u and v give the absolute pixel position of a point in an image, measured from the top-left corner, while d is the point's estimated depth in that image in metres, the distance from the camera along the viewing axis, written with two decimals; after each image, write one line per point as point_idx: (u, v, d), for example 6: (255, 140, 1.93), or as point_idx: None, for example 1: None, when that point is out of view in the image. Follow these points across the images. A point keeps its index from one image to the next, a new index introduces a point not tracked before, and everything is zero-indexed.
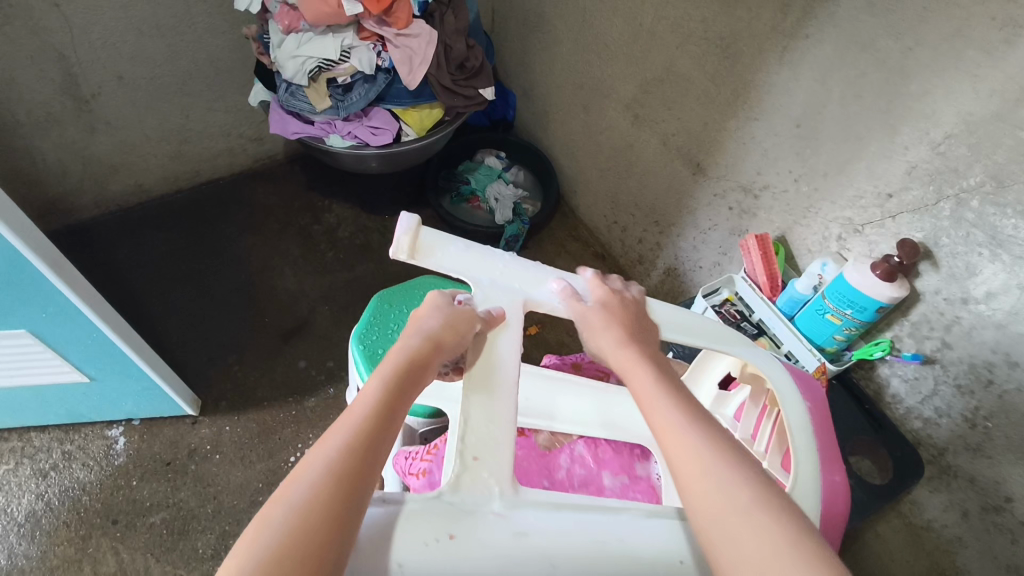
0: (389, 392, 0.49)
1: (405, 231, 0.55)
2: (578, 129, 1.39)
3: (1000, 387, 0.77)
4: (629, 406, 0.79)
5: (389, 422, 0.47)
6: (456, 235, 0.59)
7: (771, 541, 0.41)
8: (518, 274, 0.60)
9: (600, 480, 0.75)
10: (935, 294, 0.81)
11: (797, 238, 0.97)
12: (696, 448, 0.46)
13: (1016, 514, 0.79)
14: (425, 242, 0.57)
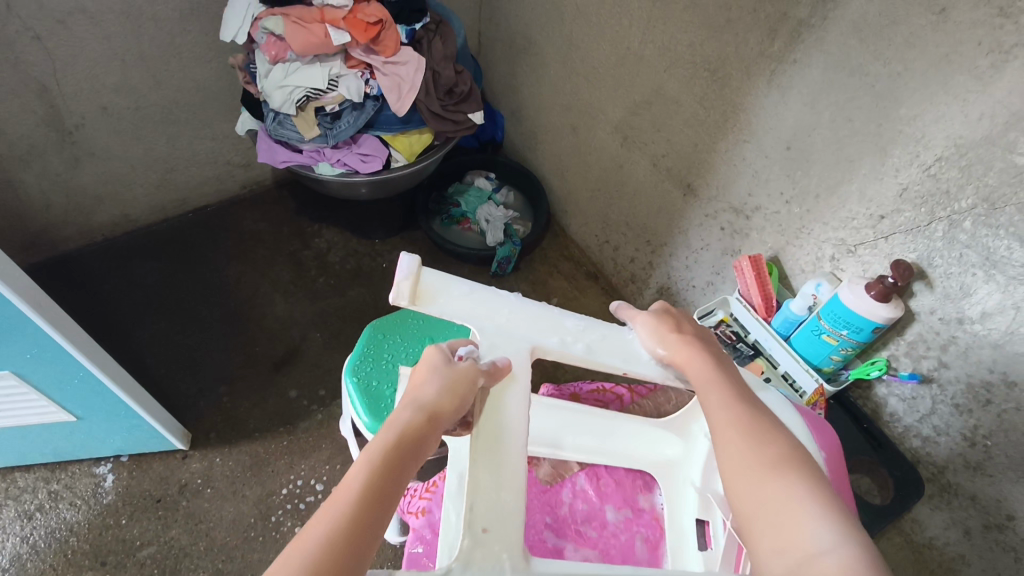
0: (382, 468, 0.47)
1: (405, 273, 0.57)
2: (568, 149, 1.39)
3: (998, 406, 0.77)
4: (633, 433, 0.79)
5: (382, 501, 0.46)
6: (460, 281, 0.60)
7: (794, 498, 0.48)
8: (522, 320, 0.61)
9: (603, 515, 0.75)
10: (930, 313, 0.81)
11: (790, 258, 0.97)
12: (736, 422, 0.54)
13: (1018, 532, 0.79)
14: (426, 286, 0.58)
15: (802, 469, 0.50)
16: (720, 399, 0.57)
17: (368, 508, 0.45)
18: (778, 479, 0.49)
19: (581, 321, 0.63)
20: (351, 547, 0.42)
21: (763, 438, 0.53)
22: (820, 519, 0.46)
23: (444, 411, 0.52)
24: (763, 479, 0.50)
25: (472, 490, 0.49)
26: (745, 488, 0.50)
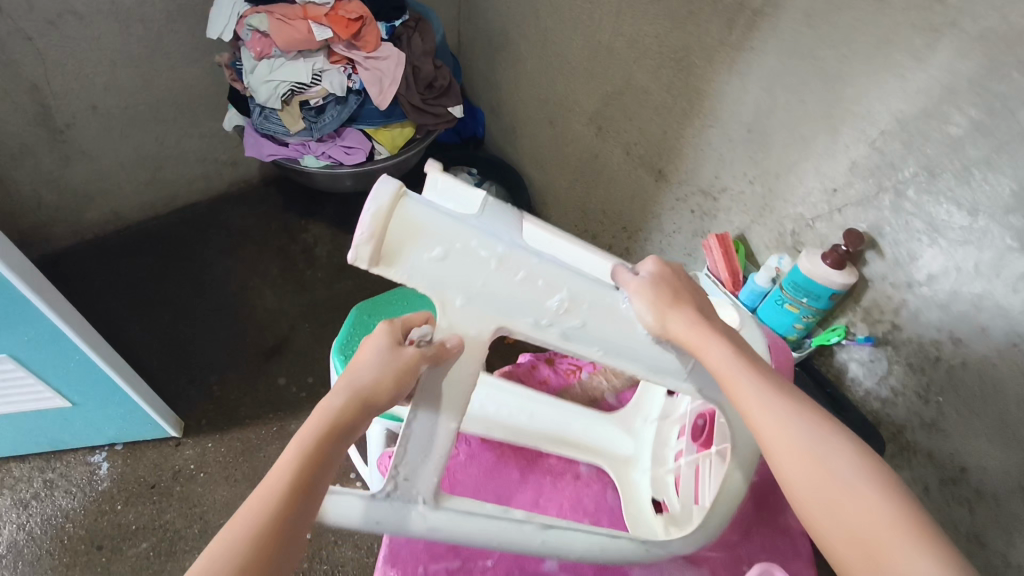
0: (315, 453, 0.52)
1: (377, 199, 0.54)
2: (546, 142, 1.44)
3: (947, 363, 0.82)
4: None
5: (312, 482, 0.51)
6: (433, 246, 0.57)
7: (884, 520, 0.47)
8: (495, 296, 0.59)
9: (576, 467, 0.83)
10: (882, 279, 0.86)
11: (755, 236, 1.02)
12: (793, 428, 0.53)
13: (970, 483, 0.84)
14: (397, 224, 0.55)
15: (878, 480, 0.49)
16: (766, 404, 0.55)
17: (298, 491, 0.50)
18: (860, 501, 0.48)
19: (566, 298, 0.61)
20: (281, 526, 0.48)
21: (828, 443, 0.52)
22: (917, 547, 0.46)
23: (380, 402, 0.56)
24: (846, 500, 0.49)
25: (408, 442, 0.57)
26: (830, 510, 0.49)
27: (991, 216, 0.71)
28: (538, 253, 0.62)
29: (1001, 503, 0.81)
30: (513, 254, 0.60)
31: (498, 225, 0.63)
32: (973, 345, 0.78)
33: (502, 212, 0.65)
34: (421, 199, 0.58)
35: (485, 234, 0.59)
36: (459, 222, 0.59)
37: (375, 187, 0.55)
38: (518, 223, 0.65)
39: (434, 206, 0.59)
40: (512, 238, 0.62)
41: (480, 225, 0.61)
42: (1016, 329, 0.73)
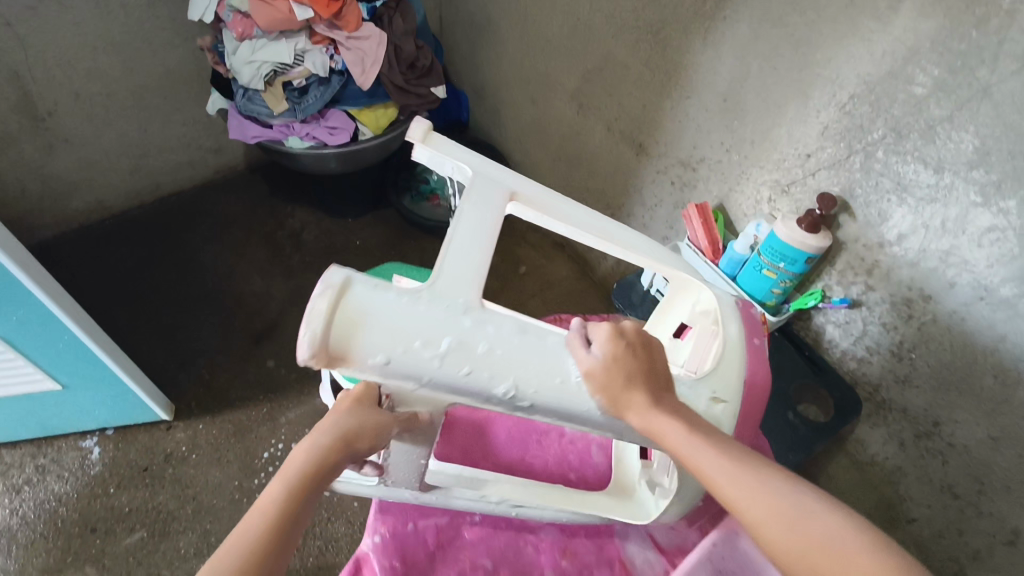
0: (295, 496, 0.52)
1: (310, 325, 0.47)
2: (529, 122, 1.46)
3: (919, 320, 0.85)
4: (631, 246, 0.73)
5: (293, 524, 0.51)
6: (378, 345, 0.50)
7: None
8: (441, 385, 0.52)
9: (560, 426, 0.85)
10: (855, 240, 0.88)
11: (734, 204, 1.05)
12: (760, 497, 0.49)
13: (943, 436, 0.88)
14: (340, 325, 0.49)
15: (857, 532, 0.45)
16: (723, 476, 0.50)
17: (277, 528, 0.50)
18: (848, 560, 0.44)
19: (515, 384, 0.53)
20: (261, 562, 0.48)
21: (799, 506, 0.48)
22: None
23: (362, 449, 0.57)
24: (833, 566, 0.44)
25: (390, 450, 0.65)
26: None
27: (955, 173, 0.74)
28: (492, 329, 0.53)
29: (971, 453, 0.85)
30: (460, 345, 0.52)
31: (451, 296, 0.54)
32: (942, 301, 0.81)
33: (462, 264, 0.57)
34: (362, 296, 0.50)
35: (432, 325, 0.51)
36: (402, 313, 0.51)
37: (311, 304, 0.48)
38: (499, 208, 0.65)
39: (380, 298, 0.51)
40: (466, 317, 0.53)
41: (431, 312, 0.52)
42: (982, 282, 0.76)
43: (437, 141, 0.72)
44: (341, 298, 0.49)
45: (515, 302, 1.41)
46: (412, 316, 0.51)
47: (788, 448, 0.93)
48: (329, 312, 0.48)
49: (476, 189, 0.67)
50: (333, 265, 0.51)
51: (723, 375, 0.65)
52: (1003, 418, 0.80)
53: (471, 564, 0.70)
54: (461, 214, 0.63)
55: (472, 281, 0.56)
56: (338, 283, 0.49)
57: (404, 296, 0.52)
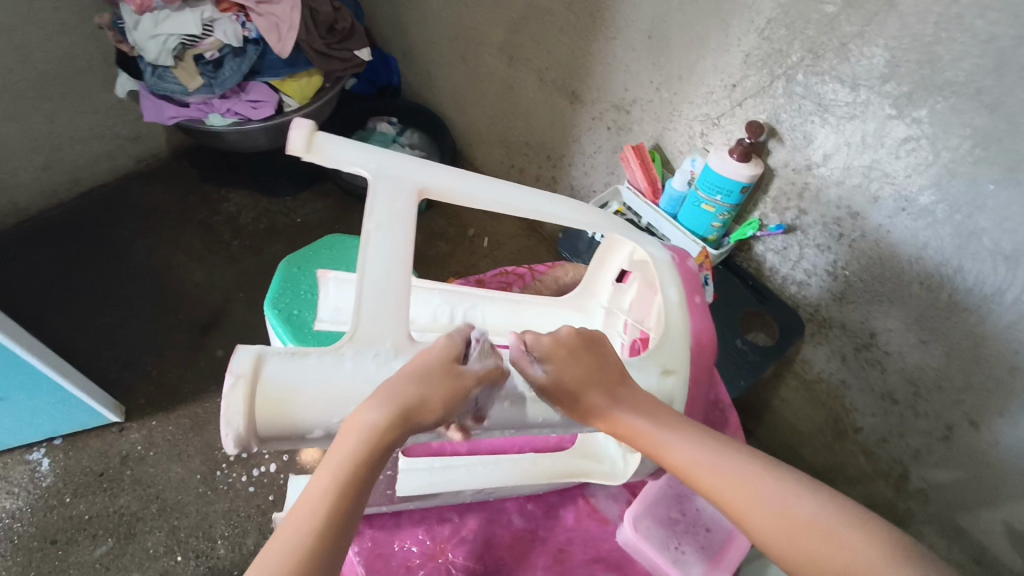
0: (353, 482, 0.41)
1: (231, 425, 0.42)
2: (461, 80, 1.43)
3: (849, 238, 0.88)
4: (561, 210, 0.64)
5: (348, 522, 0.41)
6: (313, 422, 0.44)
7: (847, 539, 0.44)
8: None
9: None
10: (784, 166, 0.91)
11: (669, 143, 1.05)
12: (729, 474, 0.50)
13: (879, 346, 0.93)
14: (266, 414, 0.43)
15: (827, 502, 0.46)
16: (696, 468, 0.51)
17: (332, 529, 0.39)
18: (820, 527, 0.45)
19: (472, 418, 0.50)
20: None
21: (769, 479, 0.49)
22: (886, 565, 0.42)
23: (429, 418, 0.44)
24: (806, 537, 0.45)
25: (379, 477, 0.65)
26: (795, 561, 0.45)
27: (870, 87, 0.76)
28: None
29: (904, 358, 0.90)
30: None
31: (374, 343, 0.47)
32: (869, 216, 0.84)
33: (382, 298, 0.49)
34: (280, 371, 0.44)
35: (363, 387, 0.45)
36: (326, 383, 0.45)
37: (224, 405, 0.42)
38: (414, 217, 0.53)
39: (301, 371, 0.45)
40: (397, 363, 0.47)
41: (360, 370, 0.46)
42: (902, 193, 0.79)
43: (324, 143, 0.52)
44: (256, 384, 0.43)
45: (466, 264, 1.39)
46: (340, 381, 0.45)
47: (739, 375, 0.95)
48: (248, 408, 0.42)
49: (379, 201, 0.53)
50: (239, 345, 0.44)
51: (671, 348, 0.62)
52: (932, 322, 0.84)
53: (438, 518, 0.70)
54: (370, 238, 0.50)
55: (395, 319, 0.49)
56: (249, 370, 0.43)
57: (326, 356, 0.46)
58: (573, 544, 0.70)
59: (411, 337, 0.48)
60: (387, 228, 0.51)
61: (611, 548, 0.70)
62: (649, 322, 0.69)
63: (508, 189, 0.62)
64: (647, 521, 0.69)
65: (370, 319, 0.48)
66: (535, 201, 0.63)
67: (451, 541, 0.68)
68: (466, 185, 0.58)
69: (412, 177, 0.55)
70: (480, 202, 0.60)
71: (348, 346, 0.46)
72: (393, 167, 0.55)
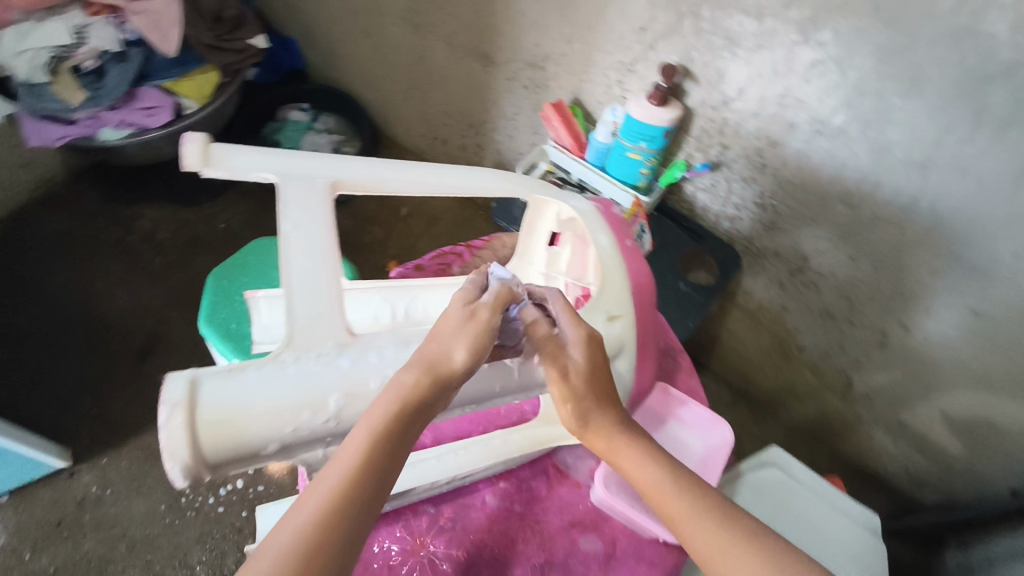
0: (391, 432, 0.42)
1: (174, 456, 0.36)
2: (368, 56, 1.37)
3: (772, 167, 0.90)
4: (479, 177, 0.62)
5: (383, 473, 0.41)
6: (267, 437, 0.40)
7: None
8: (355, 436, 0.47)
9: None
10: (702, 105, 0.91)
11: (588, 96, 1.04)
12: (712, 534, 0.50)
13: (811, 268, 0.96)
14: (214, 437, 0.38)
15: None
16: (681, 515, 0.51)
17: (371, 471, 0.40)
18: None
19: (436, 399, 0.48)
20: (338, 530, 0.38)
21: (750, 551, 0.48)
22: None
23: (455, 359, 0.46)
24: None
25: None
26: None
27: (774, 16, 0.76)
28: (374, 360, 0.45)
29: (835, 275, 0.94)
30: (350, 396, 0.43)
31: (312, 344, 0.44)
32: (787, 143, 0.86)
33: (314, 299, 0.46)
34: (221, 390, 0.39)
35: (310, 391, 0.41)
36: (271, 394, 0.40)
37: (164, 436, 0.37)
38: (329, 213, 0.50)
39: (245, 385, 0.40)
40: (342, 359, 0.44)
41: (304, 373, 0.42)
42: (816, 118, 0.81)
43: (220, 156, 0.50)
44: (196, 409, 0.38)
45: (405, 247, 1.36)
46: (286, 389, 0.41)
47: (687, 316, 0.97)
48: (191, 435, 0.37)
49: (290, 201, 0.50)
50: (169, 372, 0.38)
51: (610, 294, 0.62)
52: (857, 238, 0.88)
53: (413, 512, 0.68)
54: (287, 242, 0.47)
55: (330, 317, 0.46)
56: (186, 394, 0.38)
57: (267, 366, 0.41)
58: (548, 511, 0.71)
59: (351, 329, 0.45)
60: (304, 229, 0.48)
61: (585, 509, 0.71)
62: (587, 278, 0.68)
63: (424, 169, 0.60)
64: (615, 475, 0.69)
65: (303, 322, 0.45)
66: (455, 175, 0.61)
67: (428, 532, 0.67)
68: (381, 175, 0.56)
69: (322, 176, 0.53)
70: (400, 189, 0.57)
71: (286, 351, 0.43)
72: (299, 167, 0.52)
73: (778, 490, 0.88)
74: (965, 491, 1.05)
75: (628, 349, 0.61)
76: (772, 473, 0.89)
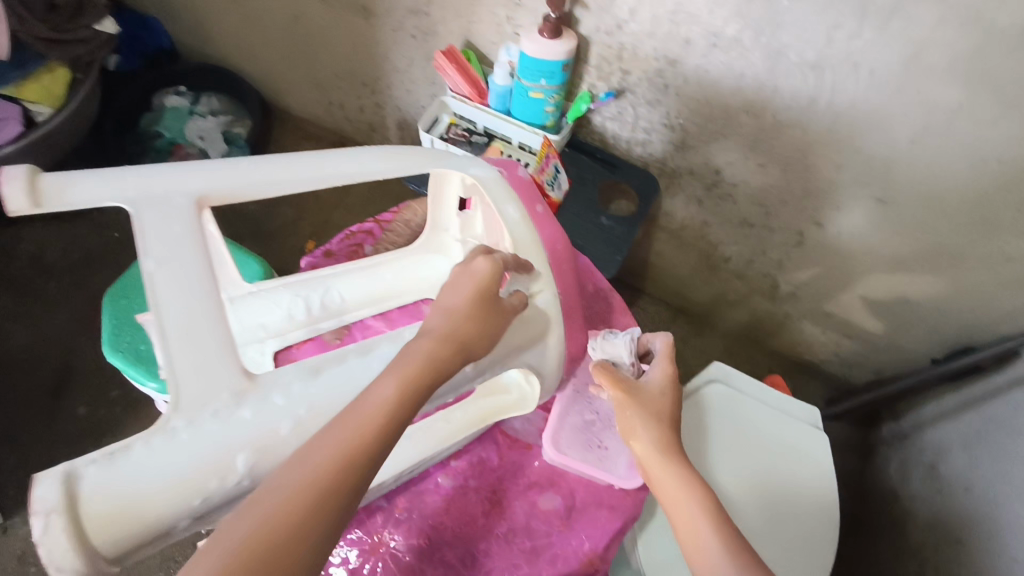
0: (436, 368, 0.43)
1: (62, 569, 0.31)
2: (239, 24, 1.24)
3: (675, 86, 0.88)
4: (370, 159, 0.56)
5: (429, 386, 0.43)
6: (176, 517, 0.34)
7: None
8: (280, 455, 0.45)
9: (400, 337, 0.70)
10: (596, 31, 0.87)
11: (479, 37, 0.98)
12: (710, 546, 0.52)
13: (726, 180, 0.97)
14: (114, 534, 0.32)
15: None
16: (692, 525, 0.55)
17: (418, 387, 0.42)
18: None
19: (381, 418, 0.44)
20: (361, 464, 0.37)
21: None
22: None
23: (478, 349, 0.49)
24: None
25: None
26: None
27: None
28: (282, 402, 0.38)
29: (749, 185, 0.95)
30: (262, 454, 0.37)
31: (204, 402, 0.37)
32: (686, 60, 0.84)
33: (200, 343, 0.38)
34: (108, 479, 0.33)
35: (210, 460, 0.35)
36: (166, 473, 0.34)
37: (42, 552, 0.31)
38: (201, 233, 0.43)
39: (136, 467, 0.34)
40: (243, 409, 0.37)
41: (202, 436, 0.36)
42: (710, 30, 0.79)
43: (54, 185, 0.43)
44: (78, 510, 0.32)
45: (321, 224, 1.29)
46: (183, 463, 0.35)
47: (613, 250, 0.96)
48: (77, 540, 0.31)
49: (150, 229, 0.42)
50: (38, 475, 0.32)
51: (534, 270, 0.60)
52: (765, 145, 0.88)
53: (368, 511, 0.67)
54: (152, 279, 0.40)
55: (220, 363, 0.38)
56: (62, 497, 0.32)
57: (155, 439, 0.35)
58: (506, 481, 0.72)
59: (248, 373, 0.38)
60: (170, 260, 0.40)
61: (540, 469, 0.72)
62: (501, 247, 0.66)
63: (308, 158, 0.53)
64: (565, 432, 0.72)
65: (187, 376, 0.37)
66: (341, 163, 0.55)
67: (386, 526, 0.67)
68: (253, 177, 0.50)
69: (182, 191, 0.46)
70: (278, 187, 0.51)
71: (174, 418, 0.36)
72: (154, 184, 0.45)
73: (725, 404, 0.91)
74: (891, 364, 1.13)
75: (556, 323, 0.59)
76: (717, 388, 0.92)
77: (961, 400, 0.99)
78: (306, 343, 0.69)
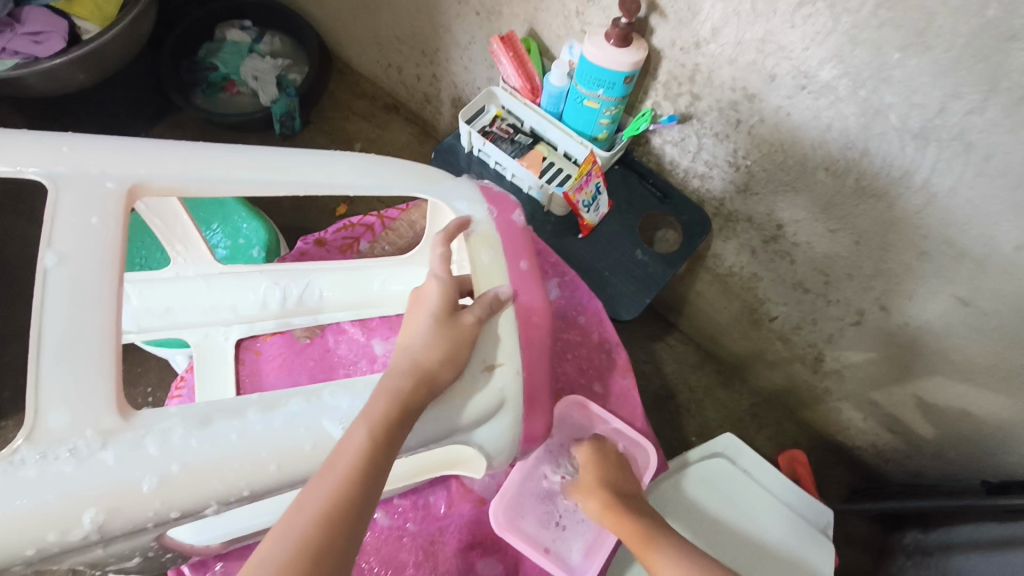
0: (395, 420, 0.47)
1: None
2: None
3: (748, 124, 0.77)
4: (348, 168, 0.61)
5: (393, 439, 0.47)
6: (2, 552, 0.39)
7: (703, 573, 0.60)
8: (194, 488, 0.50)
9: (372, 351, 0.79)
10: (672, 46, 0.76)
11: (544, 27, 0.88)
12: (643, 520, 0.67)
13: (787, 238, 0.85)
14: None
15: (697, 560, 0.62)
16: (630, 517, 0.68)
17: (383, 436, 0.46)
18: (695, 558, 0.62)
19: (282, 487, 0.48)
20: (356, 497, 0.43)
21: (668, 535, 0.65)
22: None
23: (443, 378, 0.53)
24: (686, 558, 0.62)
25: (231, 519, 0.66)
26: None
27: None
28: (153, 450, 0.43)
29: (810, 249, 0.84)
30: (112, 510, 0.41)
31: (65, 437, 0.41)
32: (765, 98, 0.73)
33: (80, 360, 0.43)
34: None
35: (60, 509, 0.40)
36: (10, 508, 0.38)
37: None
38: (116, 233, 0.47)
39: None
40: (106, 453, 0.42)
41: (49, 483, 0.40)
42: (801, 70, 0.67)
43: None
44: None
45: None
46: (28, 503, 0.39)
47: (642, 291, 0.88)
48: None
49: (64, 220, 0.46)
50: None
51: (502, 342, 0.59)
52: (839, 210, 0.76)
53: None
54: (49, 278, 0.44)
55: (94, 392, 0.42)
56: None
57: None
58: (445, 532, 0.76)
59: (121, 413, 0.43)
60: (70, 261, 0.45)
61: (486, 532, 0.77)
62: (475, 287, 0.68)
63: (263, 168, 0.57)
64: (525, 499, 0.77)
65: (55, 398, 0.41)
66: (312, 172, 0.59)
67: None
68: (193, 176, 0.54)
69: (113, 177, 0.50)
70: (224, 189, 0.55)
71: (24, 450, 0.40)
72: (92, 164, 0.49)
73: (725, 483, 0.82)
74: (933, 471, 0.99)
75: (511, 398, 0.58)
76: (720, 464, 0.82)
77: (979, 535, 0.87)
78: (275, 338, 0.78)
